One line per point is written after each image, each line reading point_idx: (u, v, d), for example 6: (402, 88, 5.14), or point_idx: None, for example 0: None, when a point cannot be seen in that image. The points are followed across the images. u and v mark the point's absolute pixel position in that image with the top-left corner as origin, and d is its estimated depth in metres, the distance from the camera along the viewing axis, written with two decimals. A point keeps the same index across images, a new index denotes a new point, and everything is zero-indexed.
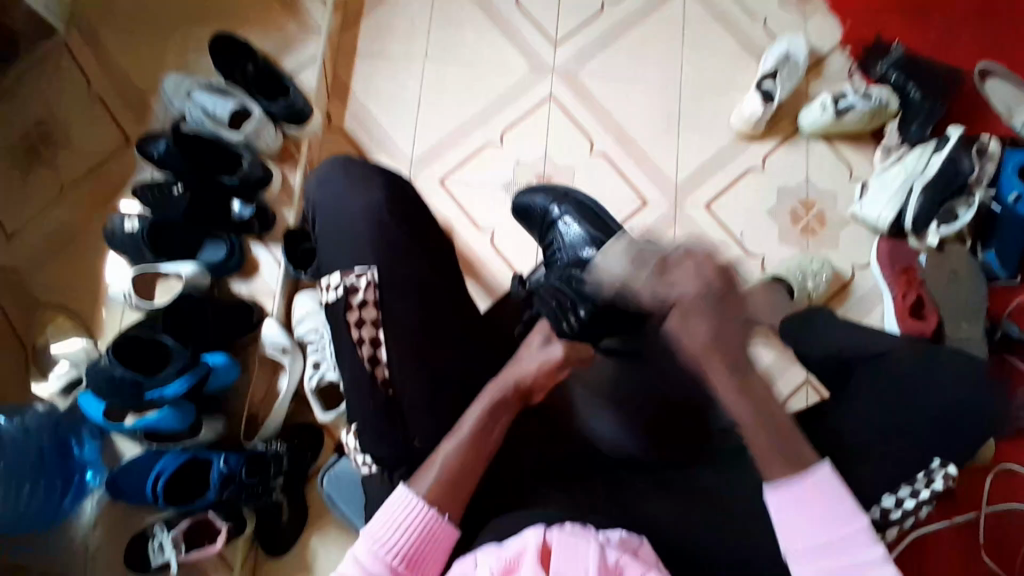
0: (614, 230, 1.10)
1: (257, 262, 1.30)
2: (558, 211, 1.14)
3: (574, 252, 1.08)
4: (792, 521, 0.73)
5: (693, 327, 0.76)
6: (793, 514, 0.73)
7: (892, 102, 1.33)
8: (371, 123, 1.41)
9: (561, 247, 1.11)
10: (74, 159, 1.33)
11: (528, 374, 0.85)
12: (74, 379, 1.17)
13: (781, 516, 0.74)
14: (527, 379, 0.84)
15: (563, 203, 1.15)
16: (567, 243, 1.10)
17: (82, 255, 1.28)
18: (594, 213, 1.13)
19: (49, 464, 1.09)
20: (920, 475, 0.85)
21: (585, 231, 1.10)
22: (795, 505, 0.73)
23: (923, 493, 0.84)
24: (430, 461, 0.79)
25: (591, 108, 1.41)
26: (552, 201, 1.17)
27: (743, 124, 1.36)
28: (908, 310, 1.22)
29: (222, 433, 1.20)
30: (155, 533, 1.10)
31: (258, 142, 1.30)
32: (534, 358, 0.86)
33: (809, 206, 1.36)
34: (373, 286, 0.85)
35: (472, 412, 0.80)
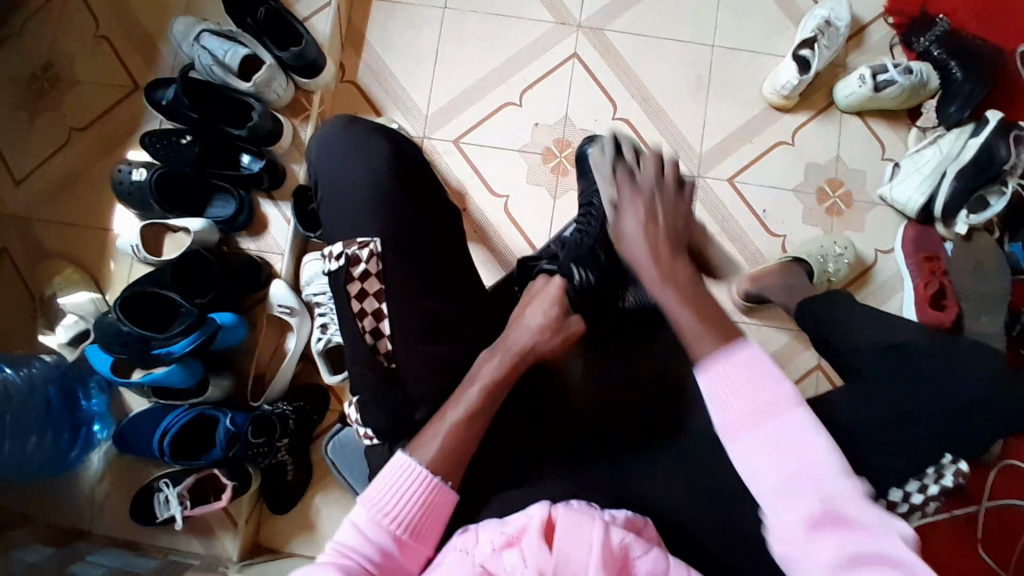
0: None
1: (266, 218, 1.27)
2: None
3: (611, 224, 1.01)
4: (724, 399, 0.61)
5: (626, 223, 0.77)
6: (727, 394, 0.61)
7: (931, 79, 1.26)
8: (385, 76, 1.35)
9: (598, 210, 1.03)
10: (83, 102, 1.29)
11: (534, 343, 0.84)
12: (82, 331, 1.17)
13: (715, 400, 0.61)
14: (535, 348, 0.84)
15: None
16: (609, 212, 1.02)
17: (88, 205, 1.26)
18: None
19: (57, 415, 1.10)
20: (929, 471, 0.87)
21: None
22: (729, 384, 0.61)
23: (931, 488, 0.88)
24: (434, 428, 0.78)
25: (616, 69, 1.35)
26: None
27: (774, 95, 1.30)
28: (928, 298, 1.21)
29: (231, 391, 1.21)
30: (161, 488, 1.12)
31: (269, 94, 1.23)
32: (534, 323, 0.85)
33: (836, 184, 1.31)
34: (376, 256, 0.83)
35: (475, 386, 0.80)
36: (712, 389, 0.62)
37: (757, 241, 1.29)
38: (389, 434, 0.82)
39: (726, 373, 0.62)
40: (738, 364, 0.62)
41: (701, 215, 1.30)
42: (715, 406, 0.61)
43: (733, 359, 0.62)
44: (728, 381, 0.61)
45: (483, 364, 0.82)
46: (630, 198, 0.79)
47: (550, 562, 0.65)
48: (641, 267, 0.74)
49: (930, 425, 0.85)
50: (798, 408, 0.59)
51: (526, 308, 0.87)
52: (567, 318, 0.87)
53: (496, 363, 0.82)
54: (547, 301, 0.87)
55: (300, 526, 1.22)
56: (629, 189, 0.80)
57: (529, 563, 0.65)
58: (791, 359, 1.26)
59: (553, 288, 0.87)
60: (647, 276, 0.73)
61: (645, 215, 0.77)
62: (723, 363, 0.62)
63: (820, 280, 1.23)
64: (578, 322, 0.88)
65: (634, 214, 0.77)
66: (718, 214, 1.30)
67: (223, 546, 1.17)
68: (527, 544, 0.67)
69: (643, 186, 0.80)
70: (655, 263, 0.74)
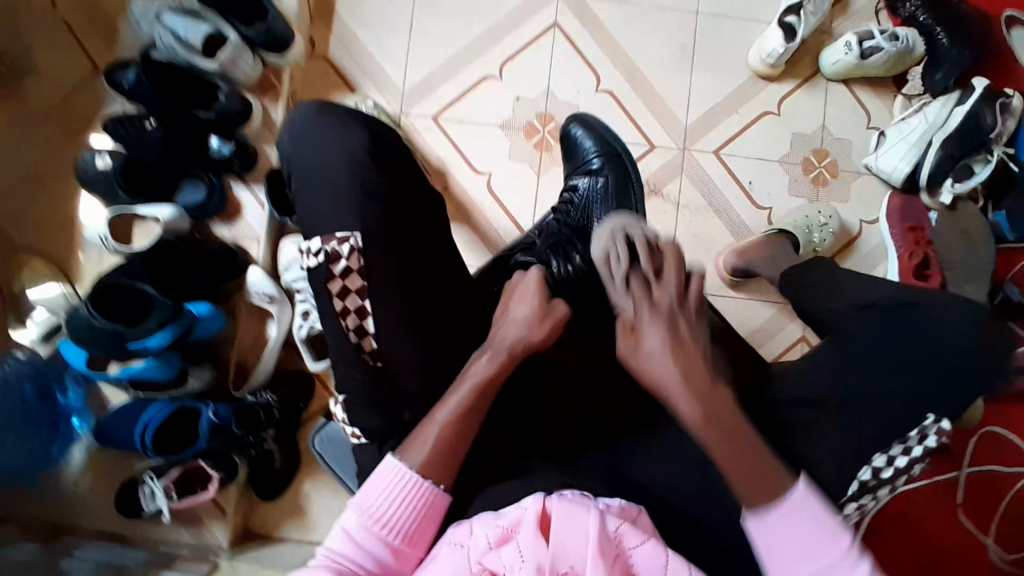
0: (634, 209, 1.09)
1: (239, 202, 1.23)
2: (598, 165, 1.11)
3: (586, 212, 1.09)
4: (775, 544, 0.68)
5: (651, 344, 0.72)
6: (779, 537, 0.68)
7: (918, 46, 1.23)
8: (359, 50, 1.30)
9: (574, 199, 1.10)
10: (44, 88, 1.23)
11: (522, 337, 0.82)
12: (54, 326, 1.13)
13: (767, 547, 0.69)
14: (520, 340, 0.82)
15: (606, 162, 1.11)
16: (585, 198, 1.10)
17: (54, 195, 1.21)
18: (624, 182, 1.10)
19: (35, 411, 1.07)
20: (912, 433, 0.79)
21: (606, 201, 1.09)
22: (782, 530, 0.68)
23: (915, 451, 0.78)
24: (425, 429, 0.77)
25: (599, 38, 1.30)
26: (599, 154, 1.12)
27: (760, 63, 1.27)
28: (913, 268, 1.20)
29: (212, 382, 1.18)
30: (145, 482, 1.11)
31: (235, 72, 1.18)
32: (521, 318, 0.83)
33: (821, 154, 1.29)
34: (356, 251, 0.81)
35: (462, 387, 0.78)
36: (762, 535, 0.69)
37: (742, 214, 1.28)
38: (380, 434, 0.84)
39: (791, 521, 0.69)
40: (802, 513, 0.69)
41: (686, 190, 1.28)
42: (768, 552, 0.69)
43: (785, 509, 0.69)
44: (795, 531, 0.68)
45: (471, 362, 0.80)
46: (654, 317, 0.73)
47: (547, 556, 0.65)
48: (671, 396, 0.71)
49: (937, 383, 0.79)
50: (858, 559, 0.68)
51: (510, 304, 0.85)
52: (551, 303, 0.85)
53: (483, 363, 0.80)
54: (527, 294, 0.85)
55: (290, 512, 1.22)
56: (648, 310, 0.74)
57: (527, 559, 0.65)
58: (777, 331, 1.25)
59: (532, 277, 0.86)
60: (677, 402, 0.70)
61: (669, 333, 0.72)
62: (778, 511, 0.69)
63: (807, 252, 1.21)
64: (562, 306, 0.86)
65: (659, 336, 0.72)
66: (704, 187, 1.28)
67: (213, 535, 1.16)
68: (523, 538, 0.67)
69: (659, 306, 0.74)
70: (689, 390, 0.70)
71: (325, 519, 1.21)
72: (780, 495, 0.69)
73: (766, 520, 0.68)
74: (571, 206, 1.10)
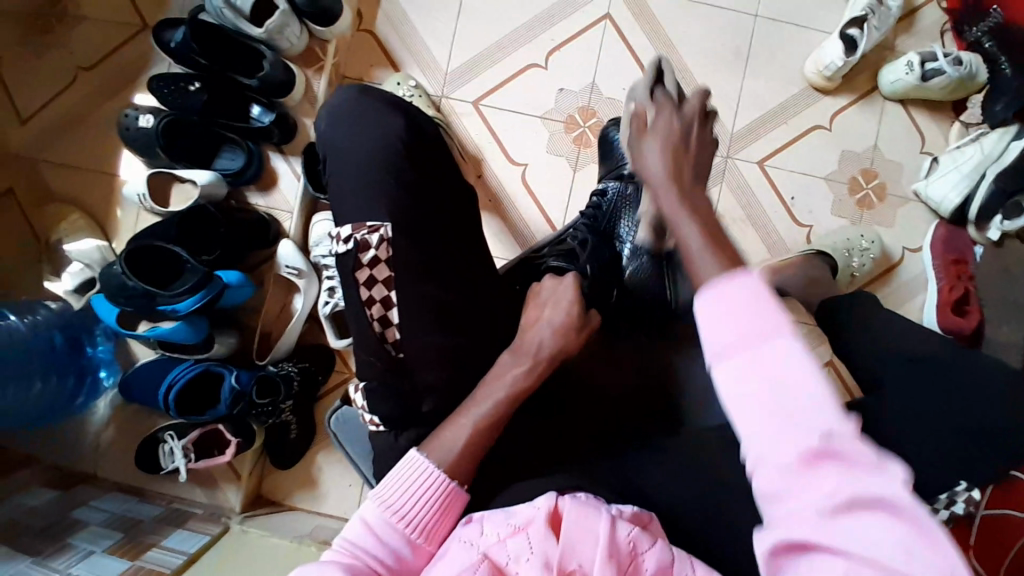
0: None
1: (275, 173, 1.23)
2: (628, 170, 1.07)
3: (613, 221, 1.07)
4: (715, 337, 0.46)
5: (649, 152, 0.65)
6: (723, 333, 0.46)
7: (980, 72, 1.18)
8: (405, 28, 1.28)
9: (600, 207, 1.09)
10: (92, 42, 1.23)
11: (554, 346, 0.84)
12: (89, 280, 1.16)
13: (711, 343, 0.47)
14: (548, 348, 0.83)
15: None
16: (613, 203, 1.08)
17: (96, 150, 1.23)
18: None
19: (62, 357, 1.10)
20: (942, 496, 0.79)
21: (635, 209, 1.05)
22: (722, 321, 0.46)
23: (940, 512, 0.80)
24: (452, 432, 0.77)
25: (650, 34, 1.27)
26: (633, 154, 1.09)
27: (816, 74, 1.23)
28: (951, 304, 1.17)
29: (235, 348, 1.20)
30: (166, 440, 1.14)
31: (281, 41, 1.16)
32: (553, 322, 0.85)
33: (869, 175, 1.25)
34: (386, 242, 0.80)
35: (492, 391, 0.79)
36: (707, 320, 0.47)
37: (779, 229, 1.25)
38: (398, 422, 0.81)
39: (717, 297, 0.47)
40: (734, 290, 0.47)
41: (725, 199, 1.25)
42: (712, 353, 0.46)
43: (728, 295, 0.47)
44: (722, 306, 0.46)
45: (503, 367, 0.81)
46: (662, 126, 0.67)
47: (556, 550, 0.65)
48: (658, 189, 0.62)
49: (955, 439, 0.77)
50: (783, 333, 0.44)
51: (543, 309, 0.87)
52: (586, 315, 0.88)
53: (518, 370, 0.81)
54: (563, 299, 0.87)
55: (302, 482, 1.24)
56: (664, 121, 0.67)
57: (535, 552, 0.66)
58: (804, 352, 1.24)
59: (568, 285, 0.88)
60: (662, 195, 0.62)
61: (672, 143, 0.65)
62: (727, 292, 0.47)
63: (843, 276, 1.19)
64: (595, 317, 0.90)
65: (657, 147, 0.65)
66: (744, 198, 1.25)
67: (226, 496, 1.20)
68: (533, 532, 0.68)
69: (669, 123, 0.67)
70: (675, 185, 0.62)
71: (335, 491, 1.24)
72: (737, 277, 0.48)
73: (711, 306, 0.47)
74: (597, 210, 1.09)
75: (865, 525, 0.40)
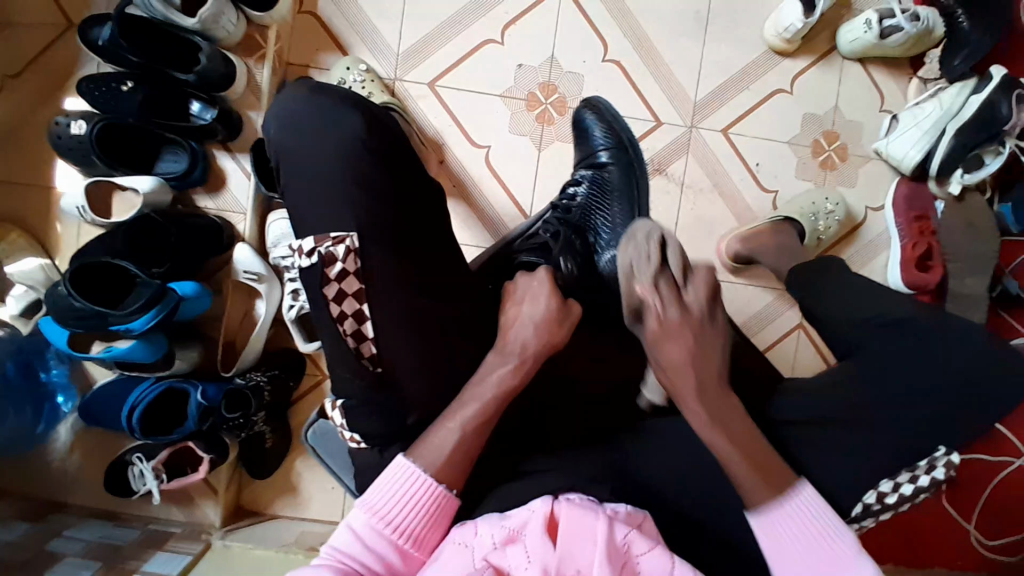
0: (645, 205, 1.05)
1: (223, 172, 1.16)
2: (605, 159, 1.08)
3: (586, 217, 1.03)
4: (778, 543, 0.69)
5: (668, 355, 0.70)
6: (784, 538, 0.68)
7: (937, 26, 1.16)
8: (349, 7, 1.20)
9: (573, 203, 1.06)
10: (11, 41, 1.13)
11: (537, 340, 0.78)
12: (36, 301, 1.08)
13: (772, 545, 0.69)
14: (532, 345, 0.78)
15: (613, 151, 1.08)
16: (587, 199, 1.05)
17: (23, 159, 1.13)
18: (633, 175, 1.07)
19: (16, 388, 1.05)
20: (922, 462, 0.77)
21: (609, 206, 1.04)
22: (787, 531, 0.68)
23: (923, 480, 0.76)
24: (440, 438, 0.73)
25: (608, 2, 1.22)
26: (608, 145, 1.09)
27: (776, 37, 1.20)
28: (915, 259, 1.19)
29: (200, 361, 1.15)
30: (134, 462, 1.08)
31: (216, 31, 1.08)
32: (533, 317, 0.79)
33: (832, 137, 1.25)
34: (353, 253, 0.75)
35: (482, 387, 0.75)
36: (766, 533, 0.69)
37: (747, 197, 1.24)
38: (381, 440, 0.80)
39: (786, 514, 0.69)
40: (795, 506, 0.69)
41: (692, 169, 1.24)
42: (772, 550, 0.69)
43: (787, 505, 0.69)
44: (785, 523, 0.69)
45: (491, 367, 0.76)
46: (683, 342, 0.70)
47: (554, 558, 0.64)
48: (684, 407, 0.70)
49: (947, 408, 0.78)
50: (858, 562, 0.67)
51: (520, 305, 0.80)
52: (566, 304, 0.81)
53: (507, 371, 0.75)
54: (536, 284, 0.81)
55: (282, 490, 1.21)
56: (676, 318, 0.70)
57: (533, 560, 0.64)
58: (775, 318, 1.25)
59: (542, 276, 0.81)
60: (688, 409, 0.70)
61: (695, 346, 0.70)
62: (783, 509, 0.69)
63: (810, 241, 1.19)
64: (576, 307, 0.83)
65: (680, 351, 0.70)
66: (711, 168, 1.24)
67: (205, 513, 1.17)
68: (530, 539, 0.67)
69: (685, 321, 0.70)
70: (701, 396, 0.70)
71: (318, 495, 1.21)
72: (786, 491, 0.69)
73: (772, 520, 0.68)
74: (573, 204, 1.06)
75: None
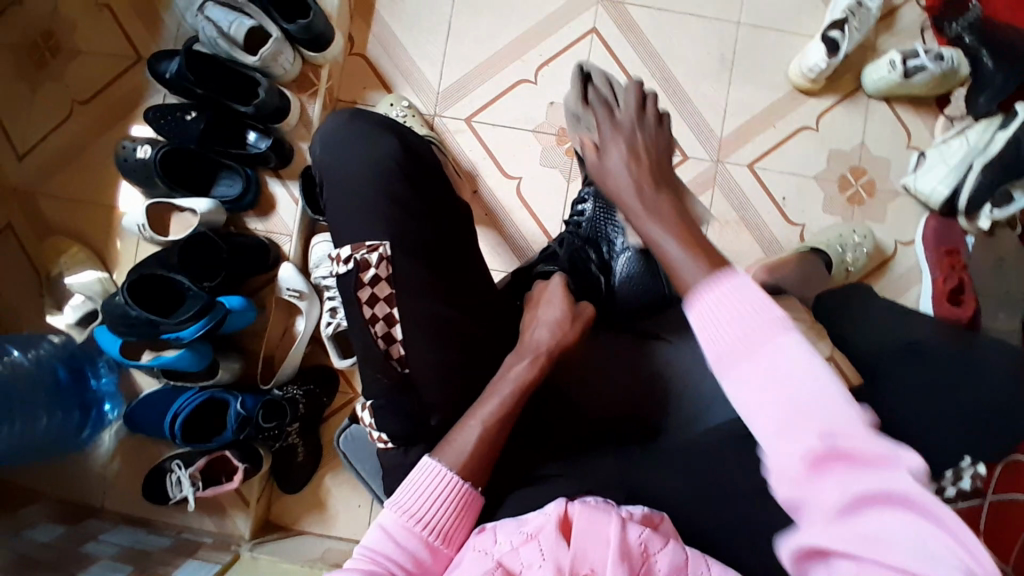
0: None
1: (273, 198, 1.24)
2: None
3: (596, 229, 1.07)
4: (709, 334, 0.51)
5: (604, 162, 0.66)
6: (712, 326, 0.50)
7: (963, 66, 1.21)
8: (396, 50, 1.31)
9: (583, 219, 1.10)
10: (86, 75, 1.26)
11: (556, 340, 0.84)
12: (91, 311, 1.17)
13: (704, 339, 0.51)
14: (545, 347, 0.83)
15: None
16: (592, 215, 1.08)
17: (93, 182, 1.24)
18: None
19: (66, 393, 1.09)
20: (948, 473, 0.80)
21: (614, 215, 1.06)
22: (716, 319, 0.50)
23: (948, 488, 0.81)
24: (464, 430, 0.76)
25: (636, 45, 1.29)
26: None
27: (801, 76, 1.25)
28: (947, 293, 1.16)
29: (239, 373, 1.20)
30: (173, 470, 1.13)
31: (275, 68, 1.18)
32: (548, 320, 0.86)
33: (858, 173, 1.27)
34: (386, 260, 0.80)
35: (505, 383, 0.79)
36: (699, 322, 0.51)
37: (773, 229, 1.26)
38: (405, 439, 0.82)
39: (720, 302, 0.51)
40: (728, 294, 0.51)
41: (718, 202, 1.27)
42: (708, 348, 0.51)
43: (718, 293, 0.51)
44: (715, 309, 0.51)
45: (511, 365, 0.81)
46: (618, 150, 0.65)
47: (567, 556, 0.65)
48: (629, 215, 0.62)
49: (974, 429, 0.76)
50: (788, 334, 0.48)
51: (537, 309, 0.87)
52: (578, 306, 0.89)
53: (525, 367, 0.80)
54: (555, 297, 0.88)
55: (311, 506, 1.24)
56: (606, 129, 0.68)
57: (546, 559, 0.65)
58: None
59: (556, 285, 0.89)
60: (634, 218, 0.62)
61: (631, 153, 0.65)
62: (716, 295, 0.51)
63: (839, 271, 1.19)
64: (588, 307, 0.90)
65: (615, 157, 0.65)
66: (737, 201, 1.27)
67: (234, 524, 1.19)
68: (544, 538, 0.67)
69: (619, 135, 0.67)
70: (640, 197, 0.62)
71: (344, 512, 1.23)
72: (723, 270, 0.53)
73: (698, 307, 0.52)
74: (580, 224, 1.10)
75: (879, 518, 0.43)
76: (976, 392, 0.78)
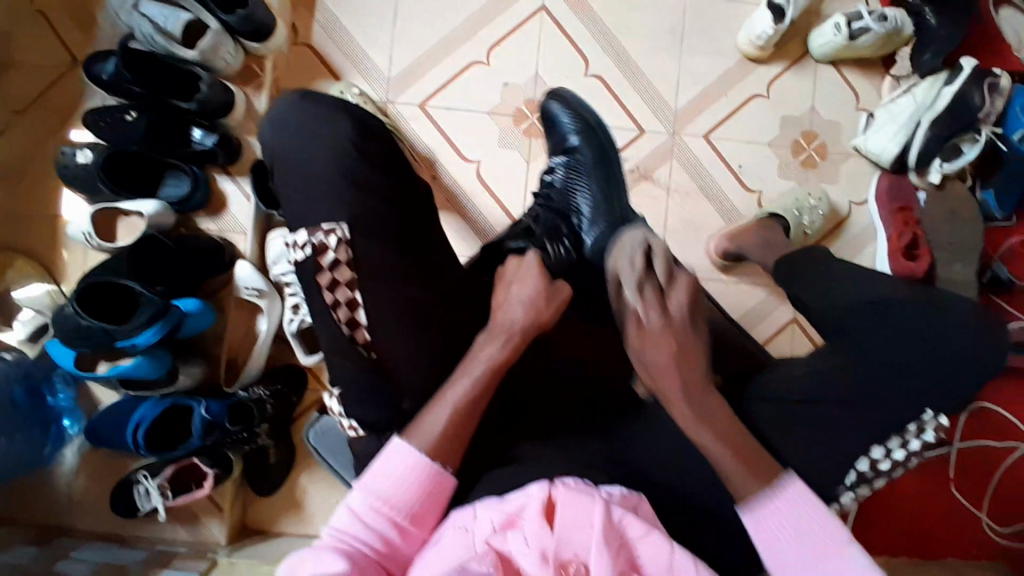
0: (623, 192, 1.07)
1: (225, 196, 1.21)
2: (574, 143, 1.08)
3: (568, 201, 1.06)
4: (770, 539, 0.69)
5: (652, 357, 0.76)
6: (776, 534, 0.69)
7: (907, 26, 1.21)
8: (343, 38, 1.28)
9: (552, 189, 1.08)
10: (19, 80, 1.20)
11: (529, 318, 0.82)
12: (42, 325, 1.12)
13: (765, 542, 0.70)
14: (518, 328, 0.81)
15: (582, 134, 1.08)
16: (563, 184, 1.07)
17: (35, 192, 1.19)
18: (607, 158, 1.07)
19: (23, 410, 1.05)
20: (911, 426, 0.78)
21: (590, 185, 1.05)
22: (778, 525, 0.69)
23: (913, 443, 0.78)
24: (437, 413, 0.74)
25: (587, 21, 1.29)
26: (575, 129, 1.09)
27: (750, 44, 1.26)
28: (902, 249, 1.19)
29: (203, 377, 1.17)
30: (139, 481, 1.09)
31: (216, 62, 1.15)
32: (523, 298, 0.84)
33: (811, 136, 1.29)
34: (344, 243, 0.78)
35: (476, 363, 0.77)
36: (759, 528, 0.70)
37: (732, 197, 1.28)
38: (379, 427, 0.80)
39: (784, 512, 0.70)
40: (789, 504, 0.70)
41: (677, 173, 1.28)
42: (768, 549, 0.69)
43: (780, 500, 0.70)
44: (779, 518, 0.70)
45: (481, 346, 0.79)
46: (670, 347, 0.76)
47: (552, 542, 0.64)
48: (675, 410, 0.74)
49: (940, 375, 0.78)
50: (846, 540, 0.68)
51: (509, 288, 0.85)
52: (553, 284, 0.86)
53: (495, 350, 0.78)
54: (529, 275, 0.85)
55: (286, 507, 1.22)
56: (659, 323, 0.77)
57: (532, 547, 0.64)
58: (766, 316, 1.26)
59: (533, 258, 0.87)
60: (676, 405, 0.74)
61: (676, 348, 0.76)
62: (775, 505, 0.70)
63: (796, 235, 1.21)
64: (565, 287, 0.87)
65: (665, 352, 0.75)
66: (695, 171, 1.28)
67: (209, 531, 1.17)
68: (528, 524, 0.66)
69: (661, 322, 0.77)
70: (686, 394, 0.74)
71: (322, 510, 1.22)
72: (776, 483, 0.71)
73: (760, 514, 0.70)
74: (550, 197, 1.08)
75: None
76: (938, 341, 0.79)
